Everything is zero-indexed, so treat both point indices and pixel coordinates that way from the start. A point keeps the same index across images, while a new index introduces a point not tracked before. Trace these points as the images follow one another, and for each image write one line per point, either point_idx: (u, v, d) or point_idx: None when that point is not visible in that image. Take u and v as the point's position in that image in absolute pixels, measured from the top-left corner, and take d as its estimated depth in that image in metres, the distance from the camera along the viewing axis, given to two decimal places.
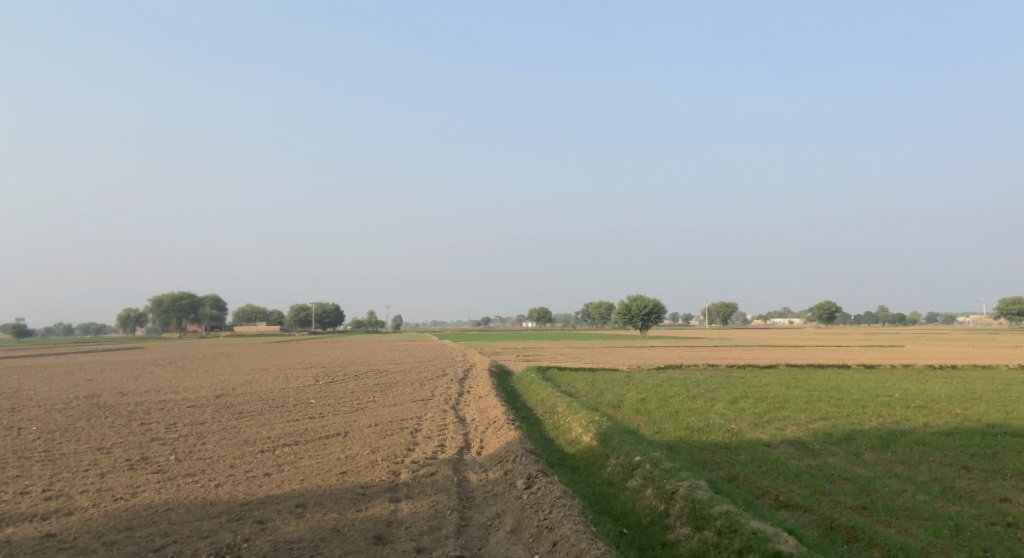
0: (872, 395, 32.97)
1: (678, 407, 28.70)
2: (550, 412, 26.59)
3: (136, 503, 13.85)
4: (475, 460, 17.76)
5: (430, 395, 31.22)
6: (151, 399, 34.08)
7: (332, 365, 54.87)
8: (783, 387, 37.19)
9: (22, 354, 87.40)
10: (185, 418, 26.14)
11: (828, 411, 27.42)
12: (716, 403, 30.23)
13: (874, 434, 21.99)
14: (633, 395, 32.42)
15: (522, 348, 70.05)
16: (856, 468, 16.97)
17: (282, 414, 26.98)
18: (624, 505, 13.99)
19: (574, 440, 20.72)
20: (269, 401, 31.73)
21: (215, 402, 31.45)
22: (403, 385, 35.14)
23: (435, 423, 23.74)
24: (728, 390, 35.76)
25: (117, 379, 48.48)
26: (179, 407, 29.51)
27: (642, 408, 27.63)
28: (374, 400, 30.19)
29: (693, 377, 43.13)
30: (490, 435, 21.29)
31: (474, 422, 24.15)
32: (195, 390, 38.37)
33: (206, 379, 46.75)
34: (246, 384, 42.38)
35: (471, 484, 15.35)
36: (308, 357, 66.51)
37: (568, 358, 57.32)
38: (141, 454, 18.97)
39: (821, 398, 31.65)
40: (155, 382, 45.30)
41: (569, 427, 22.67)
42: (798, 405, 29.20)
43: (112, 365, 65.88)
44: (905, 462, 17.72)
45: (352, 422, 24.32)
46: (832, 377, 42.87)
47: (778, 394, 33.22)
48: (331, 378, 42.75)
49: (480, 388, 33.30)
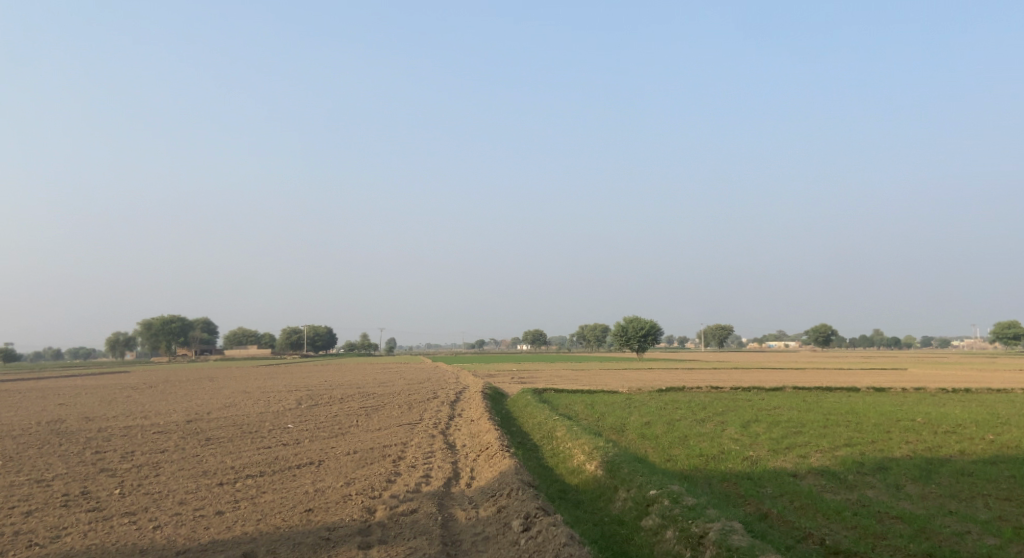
0: (893, 420, 30.76)
1: (687, 432, 26.48)
2: (548, 437, 24.26)
3: (52, 551, 11.57)
4: (463, 494, 15.40)
5: (419, 419, 28.84)
6: (117, 425, 31.69)
7: (318, 388, 52.50)
8: (795, 410, 34.98)
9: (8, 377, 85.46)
10: (146, 446, 23.73)
11: (851, 437, 25.23)
12: (728, 428, 27.93)
13: (911, 463, 19.81)
14: (637, 418, 30.14)
15: (517, 371, 67.58)
16: (903, 505, 14.79)
17: (253, 441, 24.56)
18: (640, 552, 11.73)
19: (577, 469, 18.44)
20: (243, 426, 29.29)
21: (184, 428, 29.06)
22: (390, 409, 32.73)
23: (421, 450, 21.40)
24: (737, 413, 33.47)
25: (91, 403, 45.99)
26: (144, 435, 27.06)
27: (648, 434, 25.41)
28: (356, 424, 27.85)
29: (698, 400, 40.84)
30: (482, 464, 18.95)
31: (464, 449, 21.78)
32: (169, 415, 36.02)
33: (185, 403, 44.36)
34: (224, 408, 39.99)
35: (458, 524, 13.02)
36: (294, 380, 64.01)
37: (565, 380, 55.00)
38: (83, 487, 16.62)
39: (839, 423, 29.40)
40: (131, 406, 42.92)
41: (570, 454, 20.36)
42: (816, 430, 27.03)
43: (90, 389, 63.22)
44: (957, 498, 15.52)
45: (330, 449, 21.99)
46: (845, 401, 40.59)
47: (792, 419, 30.99)
48: (315, 402, 40.35)
49: (473, 412, 30.97)
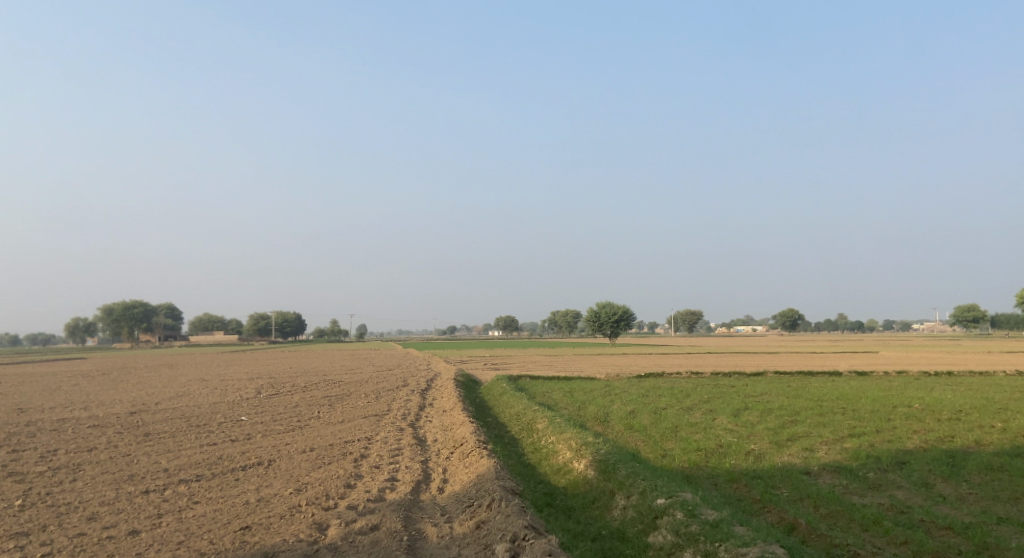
0: (890, 404, 28.86)
1: (676, 422, 24.39)
2: (528, 429, 22.03)
3: None
4: (434, 504, 13.08)
5: (386, 409, 26.42)
6: (50, 418, 28.91)
7: (280, 375, 49.86)
8: (783, 396, 33.08)
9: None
10: (74, 447, 21.16)
11: (853, 425, 23.25)
12: (719, 417, 25.84)
13: (930, 457, 17.77)
14: (620, 407, 28.05)
15: (489, 357, 65.31)
16: (944, 511, 12.71)
17: (197, 437, 21.98)
18: None
19: (566, 469, 16.18)
20: (189, 419, 26.68)
21: (123, 422, 26.41)
22: (355, 398, 30.29)
23: (386, 446, 19.01)
24: (724, 400, 31.45)
25: (31, 393, 42.86)
26: (76, 432, 24.42)
27: (635, 425, 23.27)
28: (316, 416, 25.41)
29: (680, 386, 38.81)
30: (456, 464, 16.63)
31: (436, 445, 19.43)
32: (112, 406, 33.26)
33: (134, 392, 41.44)
34: (175, 398, 37.29)
35: (428, 546, 10.75)
36: (254, 367, 61.20)
37: (538, 366, 52.80)
38: None
39: (834, 410, 27.46)
40: (74, 397, 40.02)
41: (555, 451, 18.07)
42: (813, 418, 25.03)
43: (39, 377, 59.88)
44: (1002, 501, 13.50)
45: (283, 446, 19.51)
46: (830, 385, 38.85)
47: (784, 406, 29.06)
48: (275, 391, 37.71)
49: (444, 401, 28.66)
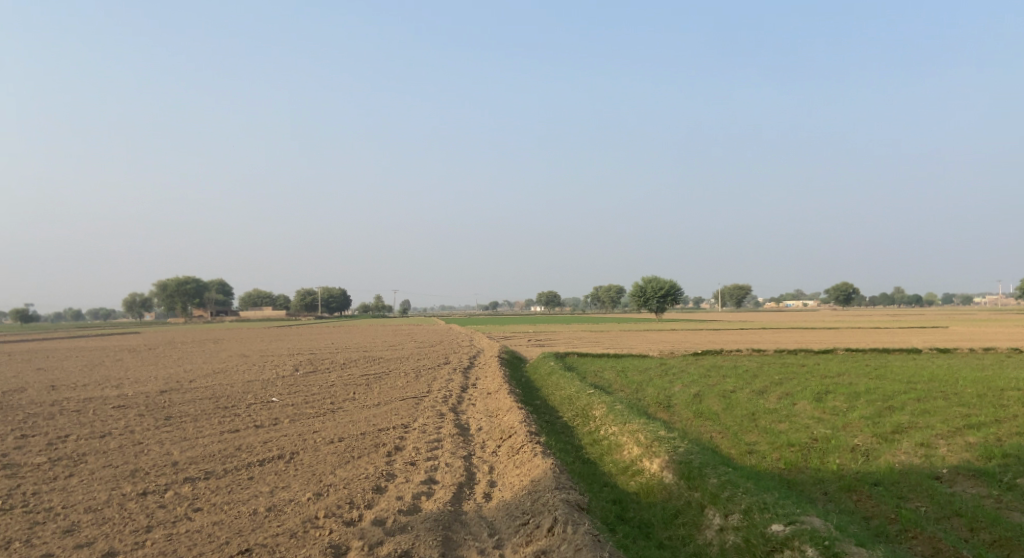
0: (995, 387, 25.28)
1: (752, 408, 21.42)
2: (583, 416, 19.33)
3: None
4: (480, 518, 10.56)
5: (428, 391, 23.98)
6: (77, 397, 27.15)
7: (322, 351, 48.08)
8: (863, 377, 29.72)
9: (15, 336, 81.81)
10: (84, 433, 19.13)
11: (964, 413, 19.97)
12: (799, 402, 22.84)
13: None
14: (684, 389, 25.16)
15: (535, 333, 62.47)
16: None
17: (220, 422, 19.78)
18: None
19: (636, 469, 13.48)
20: (217, 400, 24.62)
21: (149, 403, 24.46)
22: (395, 377, 27.90)
23: (425, 436, 16.55)
24: (797, 382, 28.31)
25: (70, 369, 41.68)
26: (96, 414, 22.56)
27: (706, 412, 20.42)
28: (351, 398, 23.13)
29: (743, 365, 35.65)
30: (506, 462, 14.07)
31: (481, 435, 16.89)
32: (143, 383, 31.58)
33: (170, 369, 39.90)
34: (211, 375, 35.50)
35: None
36: (297, 343, 59.75)
37: (588, 342, 50.03)
38: None
39: (929, 393, 24.17)
40: (110, 373, 38.58)
41: (620, 445, 15.41)
42: (912, 405, 21.80)
43: (85, 352, 59.20)
44: None
45: (310, 435, 17.16)
46: (912, 364, 35.19)
47: (871, 389, 25.79)
48: (313, 368, 35.64)
49: (489, 381, 26.15)
